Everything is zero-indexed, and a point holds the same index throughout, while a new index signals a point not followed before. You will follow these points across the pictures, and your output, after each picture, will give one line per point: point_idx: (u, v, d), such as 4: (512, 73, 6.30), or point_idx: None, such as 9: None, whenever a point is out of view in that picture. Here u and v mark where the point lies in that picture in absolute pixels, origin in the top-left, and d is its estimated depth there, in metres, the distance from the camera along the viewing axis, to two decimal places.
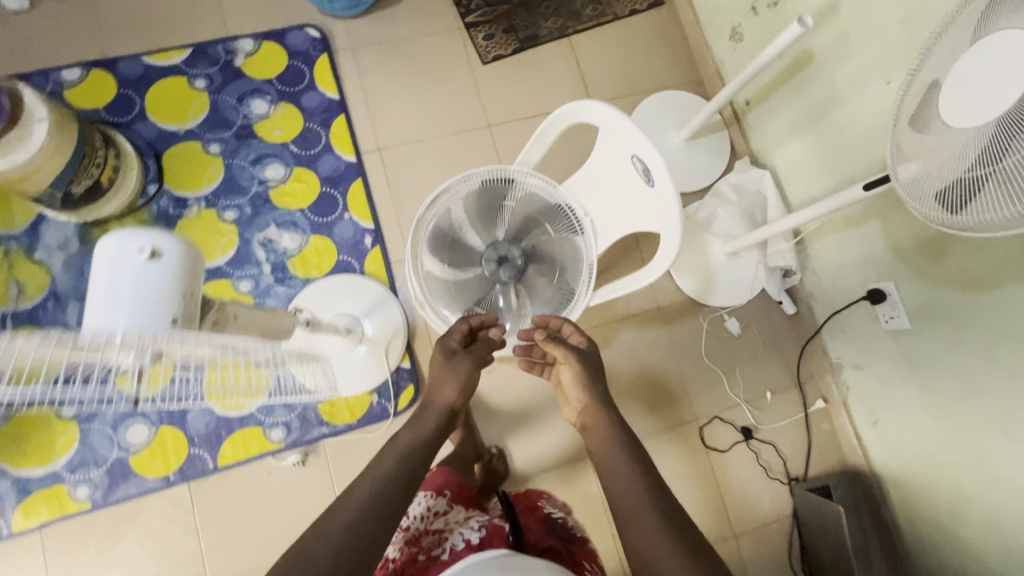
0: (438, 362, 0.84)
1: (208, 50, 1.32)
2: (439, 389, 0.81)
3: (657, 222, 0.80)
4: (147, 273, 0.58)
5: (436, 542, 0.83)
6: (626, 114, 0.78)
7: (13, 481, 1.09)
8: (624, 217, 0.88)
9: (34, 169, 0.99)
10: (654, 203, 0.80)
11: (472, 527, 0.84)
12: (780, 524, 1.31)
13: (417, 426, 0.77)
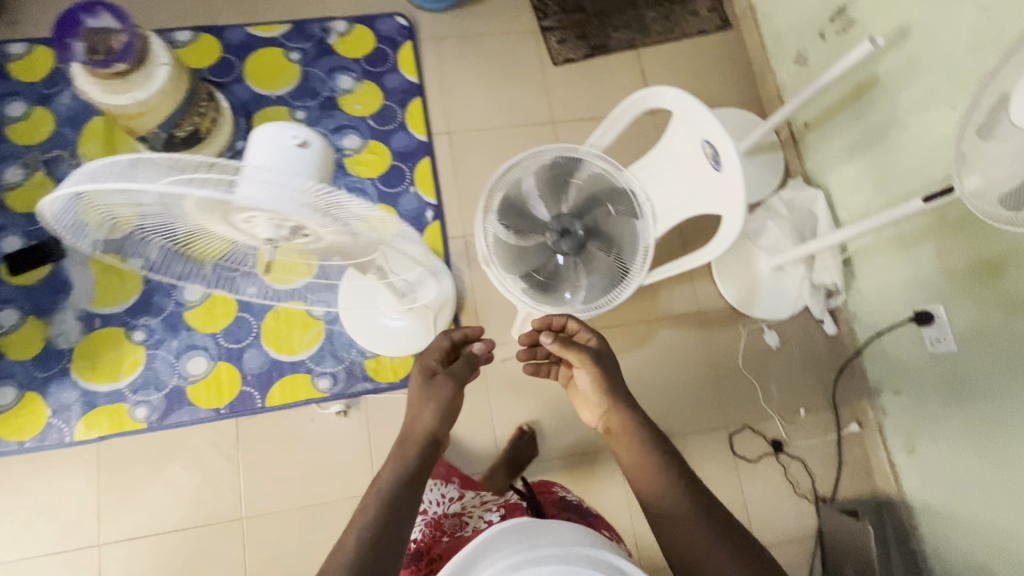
0: (419, 391, 0.90)
1: (305, 27, 1.43)
2: (417, 417, 0.87)
3: (721, 206, 0.85)
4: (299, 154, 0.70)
5: (456, 526, 0.94)
6: (702, 102, 0.83)
7: (82, 393, 1.17)
8: (686, 203, 0.93)
9: (150, 108, 1.09)
10: (720, 187, 0.85)
11: (490, 510, 0.95)
12: (803, 542, 1.30)
13: (399, 457, 0.82)
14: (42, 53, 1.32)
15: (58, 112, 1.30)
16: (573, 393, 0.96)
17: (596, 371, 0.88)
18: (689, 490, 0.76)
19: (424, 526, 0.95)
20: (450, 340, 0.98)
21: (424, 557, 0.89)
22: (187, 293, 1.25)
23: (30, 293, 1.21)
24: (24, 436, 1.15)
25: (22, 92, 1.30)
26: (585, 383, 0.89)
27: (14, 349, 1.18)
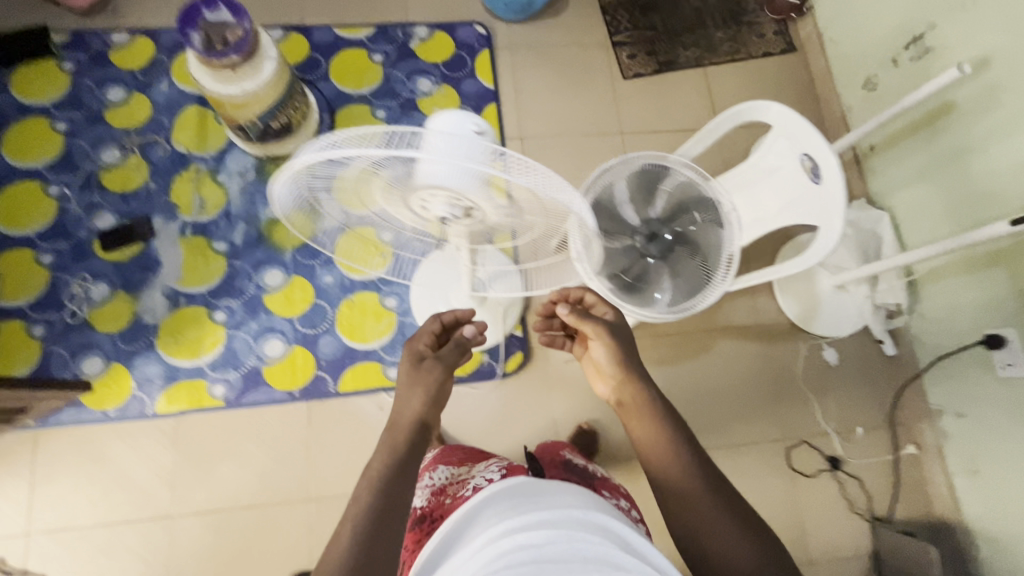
0: (407, 373, 0.83)
1: (388, 30, 1.49)
2: (405, 404, 0.79)
3: (818, 217, 0.87)
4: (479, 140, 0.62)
5: (458, 488, 0.88)
6: (803, 116, 0.86)
7: (165, 368, 1.22)
8: (776, 214, 0.95)
9: (255, 99, 1.14)
10: (817, 199, 0.87)
11: (490, 469, 0.89)
12: (857, 560, 1.30)
13: (390, 449, 0.74)
14: (143, 43, 1.39)
15: (156, 100, 1.36)
16: (587, 365, 0.94)
17: (611, 343, 0.87)
18: (701, 467, 0.76)
19: (429, 493, 0.91)
20: (440, 324, 0.90)
21: (428, 520, 0.85)
22: (267, 278, 1.29)
23: (121, 269, 1.26)
24: (108, 406, 1.19)
25: (122, 79, 1.37)
26: (601, 356, 0.88)
27: (103, 322, 1.23)
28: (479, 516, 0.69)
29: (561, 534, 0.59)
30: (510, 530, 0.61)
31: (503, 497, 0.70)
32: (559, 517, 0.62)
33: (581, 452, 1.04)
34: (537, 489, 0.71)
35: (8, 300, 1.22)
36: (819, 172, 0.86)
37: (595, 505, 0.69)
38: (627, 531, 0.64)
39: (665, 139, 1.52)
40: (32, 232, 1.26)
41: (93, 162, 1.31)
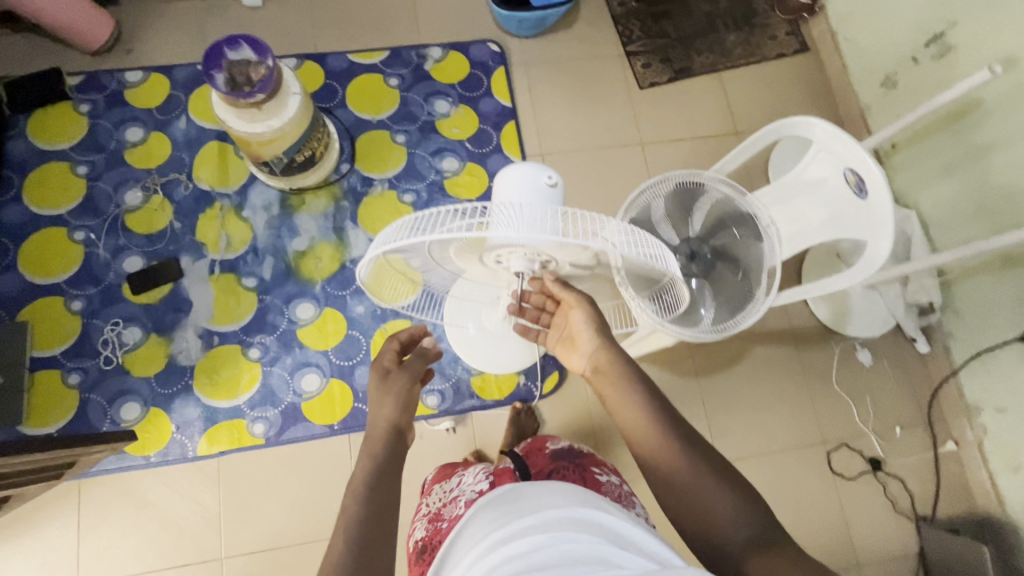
0: (378, 383, 0.78)
1: (403, 53, 1.48)
2: (377, 414, 0.75)
3: (865, 230, 0.88)
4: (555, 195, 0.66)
5: (452, 508, 0.82)
6: (847, 133, 0.88)
7: (203, 410, 1.21)
8: (818, 229, 0.96)
9: (282, 135, 1.13)
10: (864, 213, 0.88)
11: (479, 479, 0.84)
12: (905, 561, 1.30)
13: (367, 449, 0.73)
14: (159, 81, 1.38)
15: (175, 138, 1.36)
16: (558, 341, 0.83)
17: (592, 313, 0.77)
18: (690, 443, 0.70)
19: (428, 522, 0.84)
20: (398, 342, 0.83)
21: (429, 550, 0.79)
22: (298, 311, 1.29)
23: (152, 311, 1.25)
24: (150, 450, 1.18)
25: (140, 118, 1.36)
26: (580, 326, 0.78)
27: (138, 367, 1.22)
28: (467, 531, 0.65)
29: (546, 540, 0.55)
30: (495, 543, 0.58)
31: (491, 507, 0.66)
32: (547, 518, 0.59)
33: (562, 437, 0.96)
34: (524, 493, 0.66)
35: (41, 350, 1.21)
36: (864, 187, 0.87)
37: (586, 499, 0.63)
38: (622, 523, 0.60)
39: (685, 147, 1.51)
40: (60, 279, 1.25)
41: (116, 205, 1.30)
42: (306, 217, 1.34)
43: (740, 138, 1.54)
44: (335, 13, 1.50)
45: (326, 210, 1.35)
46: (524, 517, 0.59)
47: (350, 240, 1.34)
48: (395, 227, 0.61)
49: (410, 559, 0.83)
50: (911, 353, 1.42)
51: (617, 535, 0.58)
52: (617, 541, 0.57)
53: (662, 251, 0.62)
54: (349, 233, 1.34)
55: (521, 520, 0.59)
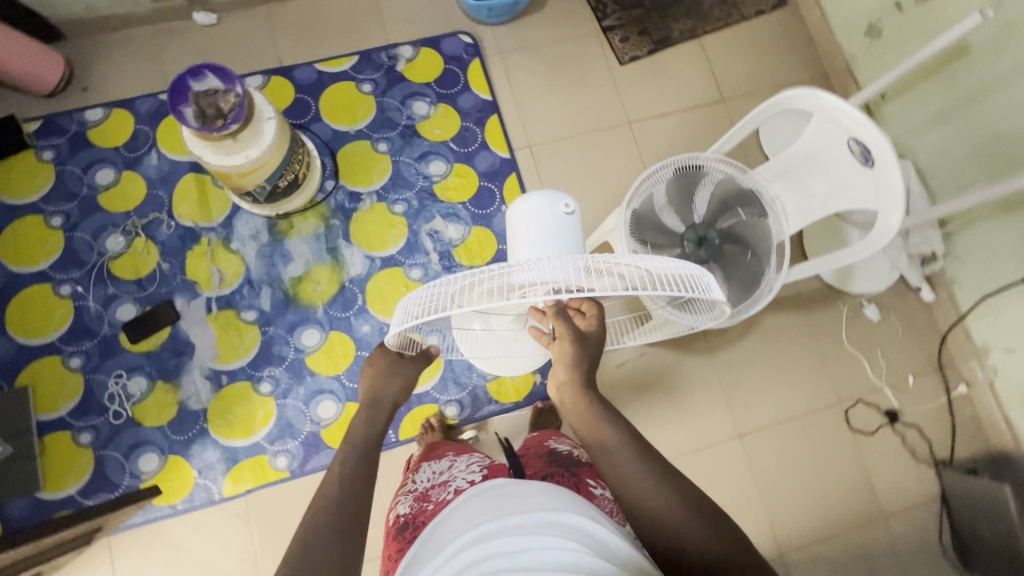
0: (383, 362, 0.83)
1: (372, 56, 1.41)
2: (384, 391, 0.82)
3: (874, 200, 0.92)
4: (568, 223, 0.76)
5: (441, 491, 0.79)
6: (848, 104, 0.91)
7: (223, 451, 1.19)
8: (825, 200, 1.00)
9: (262, 163, 1.08)
10: (871, 181, 0.91)
11: (472, 469, 0.81)
12: (928, 506, 1.33)
13: (370, 418, 0.80)
14: (123, 117, 1.32)
15: (149, 175, 1.30)
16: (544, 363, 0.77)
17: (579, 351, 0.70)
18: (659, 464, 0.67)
19: (413, 499, 0.82)
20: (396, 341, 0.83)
21: (411, 528, 0.76)
22: (304, 339, 1.26)
23: (154, 358, 1.22)
24: (176, 499, 1.17)
25: (108, 158, 1.30)
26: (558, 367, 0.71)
27: (149, 417, 1.19)
28: (455, 516, 0.65)
29: (536, 543, 0.56)
30: (482, 537, 0.58)
31: (483, 495, 0.66)
32: (538, 521, 0.58)
33: (568, 441, 0.93)
34: (518, 486, 0.65)
35: (47, 414, 1.18)
36: (869, 155, 0.90)
37: (576, 502, 0.63)
38: (608, 532, 0.60)
39: (673, 121, 1.48)
40: (53, 337, 1.21)
41: (98, 253, 1.25)
42: (297, 242, 1.30)
43: (727, 104, 1.50)
44: (295, 21, 1.43)
45: (317, 232, 1.31)
46: (516, 514, 0.59)
47: (346, 259, 1.30)
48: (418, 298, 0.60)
49: (389, 533, 0.81)
50: (916, 302, 1.43)
51: (603, 546, 0.58)
52: (603, 551, 0.58)
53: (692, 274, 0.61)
54: (344, 252, 1.31)
55: (511, 517, 0.59)
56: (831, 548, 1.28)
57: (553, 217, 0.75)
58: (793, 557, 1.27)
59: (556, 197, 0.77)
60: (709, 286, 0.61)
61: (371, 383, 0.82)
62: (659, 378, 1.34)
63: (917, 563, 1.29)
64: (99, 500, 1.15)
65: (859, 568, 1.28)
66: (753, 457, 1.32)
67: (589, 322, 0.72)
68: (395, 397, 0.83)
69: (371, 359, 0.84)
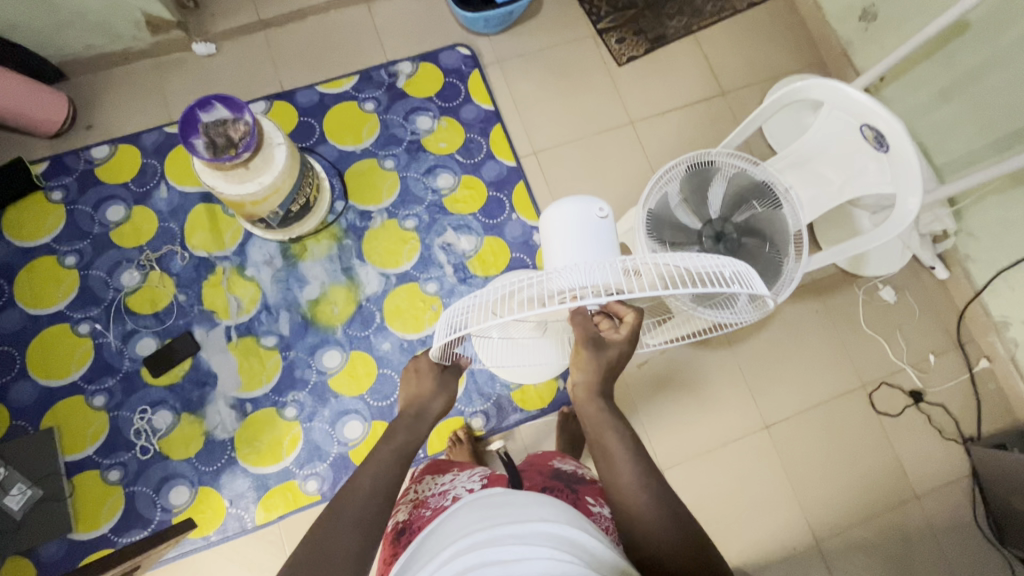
0: (430, 376, 0.82)
1: (373, 74, 1.42)
2: (430, 403, 0.82)
3: (892, 182, 0.95)
4: (604, 226, 0.77)
5: (440, 498, 0.79)
6: (858, 91, 0.93)
7: (253, 479, 1.19)
8: (840, 186, 1.04)
9: (274, 190, 1.08)
10: (887, 165, 0.95)
11: (472, 478, 0.81)
12: (959, 484, 1.33)
13: (410, 429, 0.79)
14: (130, 152, 1.32)
15: (159, 208, 1.30)
16: None
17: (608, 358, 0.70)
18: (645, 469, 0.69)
19: (412, 507, 0.82)
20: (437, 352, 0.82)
21: (406, 533, 0.76)
22: (326, 361, 1.26)
23: (178, 391, 1.22)
24: (209, 530, 1.16)
25: (118, 194, 1.30)
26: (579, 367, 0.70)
27: (176, 450, 1.19)
28: (450, 525, 0.64)
29: (529, 553, 0.54)
30: (476, 544, 0.57)
31: (479, 505, 0.65)
32: (531, 531, 0.57)
33: (573, 461, 0.91)
34: (513, 498, 0.65)
35: (73, 454, 1.17)
36: (884, 140, 0.93)
37: (568, 515, 0.63)
38: (598, 546, 0.59)
39: (675, 118, 1.48)
40: (75, 377, 1.21)
41: (114, 289, 1.26)
42: (312, 264, 1.30)
43: (727, 97, 1.51)
44: (294, 45, 1.43)
45: (330, 253, 1.31)
46: (510, 523, 0.59)
47: (361, 278, 1.30)
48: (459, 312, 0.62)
49: (387, 538, 0.81)
50: (931, 280, 1.44)
51: (594, 560, 0.57)
52: (594, 566, 0.56)
53: (730, 270, 0.60)
54: (359, 271, 1.31)
55: (504, 526, 0.58)
56: (867, 533, 1.28)
57: (588, 222, 0.76)
58: (830, 545, 1.27)
59: (589, 201, 0.77)
60: (746, 280, 0.61)
61: (419, 393, 0.81)
62: (682, 375, 1.34)
63: (953, 541, 1.29)
64: (132, 537, 1.15)
65: (897, 551, 1.27)
66: (781, 447, 1.32)
67: (619, 330, 0.70)
68: (437, 413, 0.83)
69: (418, 367, 0.83)
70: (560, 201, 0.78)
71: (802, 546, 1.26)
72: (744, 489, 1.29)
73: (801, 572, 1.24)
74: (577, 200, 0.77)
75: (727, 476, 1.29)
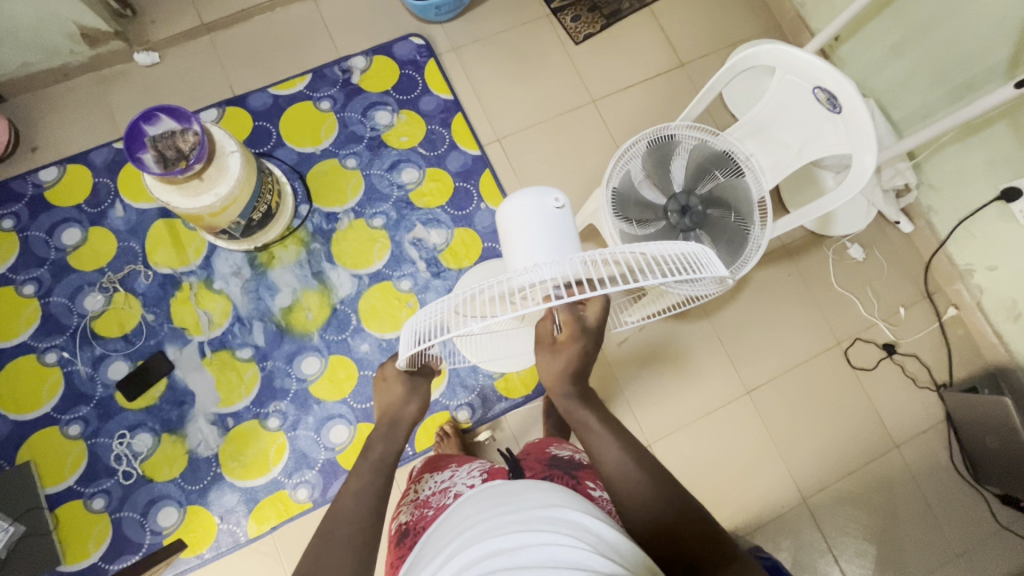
0: (400, 381, 0.82)
1: (326, 72, 1.38)
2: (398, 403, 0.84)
3: (847, 141, 0.96)
4: (560, 217, 0.77)
5: (441, 496, 0.77)
6: (809, 55, 0.96)
7: (241, 492, 1.18)
8: (799, 150, 1.05)
9: (233, 200, 1.05)
10: (841, 126, 0.97)
11: (473, 474, 0.80)
12: (936, 429, 1.37)
13: (386, 437, 0.80)
14: (80, 172, 1.28)
15: (116, 228, 1.26)
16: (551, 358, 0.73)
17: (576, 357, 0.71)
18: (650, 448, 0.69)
19: (416, 506, 0.80)
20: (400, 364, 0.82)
21: (412, 534, 0.75)
22: (304, 367, 1.24)
23: (155, 412, 1.20)
24: (202, 548, 1.15)
25: (72, 217, 1.26)
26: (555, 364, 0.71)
27: (160, 471, 1.17)
28: (453, 519, 0.65)
29: (531, 538, 0.55)
30: (481, 535, 0.57)
31: (481, 496, 0.66)
32: (537, 519, 0.57)
33: (569, 446, 0.91)
34: (515, 487, 0.66)
35: (54, 486, 1.15)
36: (836, 101, 0.95)
37: (571, 501, 0.63)
38: (605, 529, 0.59)
39: (636, 93, 1.48)
40: (47, 408, 1.18)
41: (79, 314, 1.22)
42: (281, 271, 1.27)
43: (687, 68, 1.51)
44: (241, 47, 1.39)
45: (299, 258, 1.29)
46: (513, 513, 0.59)
47: (333, 281, 1.29)
48: (424, 320, 0.60)
49: (392, 541, 0.80)
50: (897, 235, 1.46)
51: (602, 543, 0.57)
52: (603, 549, 0.56)
53: (688, 254, 0.62)
54: (330, 275, 1.29)
55: (510, 517, 0.58)
56: (851, 485, 1.32)
57: (545, 212, 0.76)
58: (817, 500, 1.30)
59: (544, 193, 0.77)
60: (705, 263, 0.62)
61: (385, 397, 0.84)
62: (663, 349, 1.35)
63: (934, 485, 1.33)
64: (124, 563, 1.13)
65: (881, 500, 1.32)
66: (764, 411, 1.34)
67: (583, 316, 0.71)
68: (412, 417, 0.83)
69: (384, 375, 0.83)
70: (514, 196, 0.78)
71: (790, 504, 1.29)
72: (731, 454, 1.31)
73: (791, 528, 1.28)
74: (532, 191, 0.77)
75: (714, 444, 1.31)
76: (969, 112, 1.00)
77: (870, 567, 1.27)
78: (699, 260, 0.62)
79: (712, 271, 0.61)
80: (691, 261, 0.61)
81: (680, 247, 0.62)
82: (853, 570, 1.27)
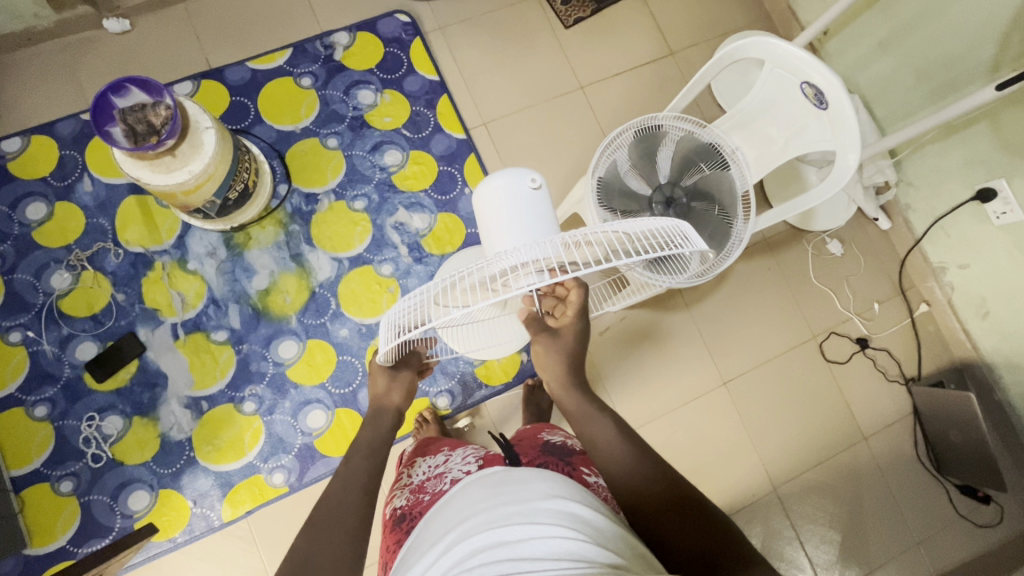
0: (380, 374, 0.83)
1: (307, 47, 1.34)
2: (386, 396, 0.85)
3: (833, 139, 0.98)
4: (537, 197, 0.76)
5: (437, 482, 0.77)
6: (800, 49, 0.96)
7: (216, 476, 1.17)
8: (785, 145, 1.06)
9: (207, 177, 1.01)
10: (826, 121, 0.98)
11: (468, 459, 0.79)
12: (902, 422, 1.41)
13: (374, 425, 0.83)
14: (45, 144, 1.22)
15: (84, 203, 1.21)
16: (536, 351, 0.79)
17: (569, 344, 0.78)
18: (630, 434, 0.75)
19: (410, 492, 0.80)
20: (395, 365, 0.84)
21: (408, 519, 0.74)
22: (282, 351, 1.22)
23: (126, 394, 1.17)
24: (174, 532, 1.14)
25: (37, 191, 1.21)
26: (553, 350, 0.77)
27: (131, 455, 1.15)
28: (452, 508, 0.64)
29: (535, 531, 0.55)
30: (482, 525, 0.57)
31: (481, 483, 0.65)
32: (537, 510, 0.58)
33: (561, 432, 0.91)
34: (516, 475, 0.65)
35: (19, 468, 1.12)
36: (823, 97, 0.96)
37: (571, 491, 0.63)
38: (603, 520, 0.59)
39: (625, 81, 1.46)
40: (12, 388, 1.14)
41: (45, 293, 1.18)
42: (258, 253, 1.24)
43: (676, 57, 1.49)
44: (218, 17, 1.33)
45: (277, 240, 1.26)
46: (516, 503, 0.59)
47: (312, 264, 1.26)
48: (405, 309, 0.60)
49: (386, 526, 0.79)
50: (875, 231, 1.49)
51: (600, 534, 0.57)
52: (602, 540, 0.57)
53: (670, 229, 0.62)
54: (309, 257, 1.26)
55: (511, 507, 0.58)
56: (820, 474, 1.36)
57: (521, 193, 0.75)
58: (787, 488, 1.34)
59: (521, 172, 0.76)
60: (687, 236, 0.62)
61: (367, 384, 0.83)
62: (643, 339, 1.36)
63: (898, 475, 1.38)
64: (92, 547, 1.11)
65: (847, 489, 1.36)
66: (740, 401, 1.37)
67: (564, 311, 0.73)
68: (398, 404, 0.86)
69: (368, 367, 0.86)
70: (494, 175, 0.77)
71: (761, 492, 1.33)
72: (706, 443, 1.33)
73: (762, 515, 1.31)
74: (510, 170, 0.75)
75: (690, 432, 1.33)
76: (950, 114, 1.01)
77: (835, 553, 1.32)
78: (678, 234, 0.62)
79: (695, 246, 0.61)
80: (670, 235, 0.61)
81: (661, 223, 0.62)
82: (819, 557, 1.31)
